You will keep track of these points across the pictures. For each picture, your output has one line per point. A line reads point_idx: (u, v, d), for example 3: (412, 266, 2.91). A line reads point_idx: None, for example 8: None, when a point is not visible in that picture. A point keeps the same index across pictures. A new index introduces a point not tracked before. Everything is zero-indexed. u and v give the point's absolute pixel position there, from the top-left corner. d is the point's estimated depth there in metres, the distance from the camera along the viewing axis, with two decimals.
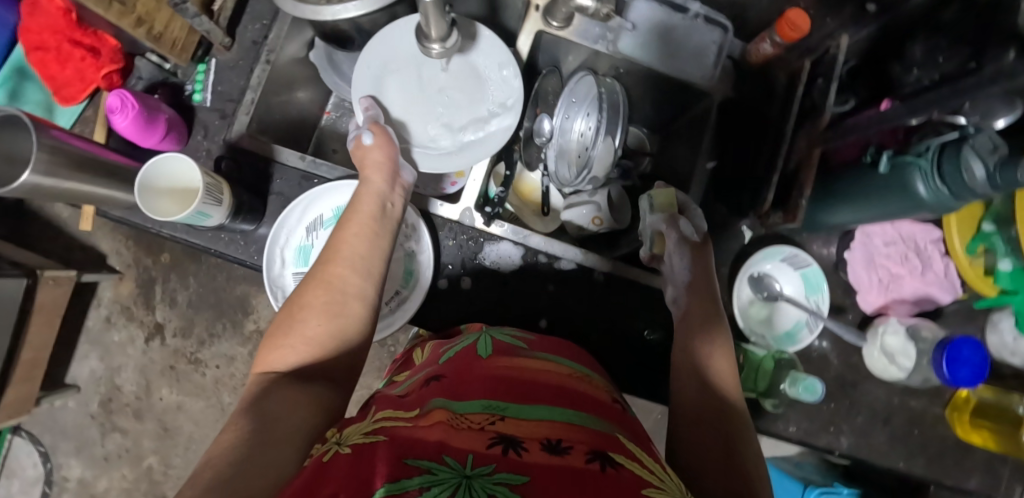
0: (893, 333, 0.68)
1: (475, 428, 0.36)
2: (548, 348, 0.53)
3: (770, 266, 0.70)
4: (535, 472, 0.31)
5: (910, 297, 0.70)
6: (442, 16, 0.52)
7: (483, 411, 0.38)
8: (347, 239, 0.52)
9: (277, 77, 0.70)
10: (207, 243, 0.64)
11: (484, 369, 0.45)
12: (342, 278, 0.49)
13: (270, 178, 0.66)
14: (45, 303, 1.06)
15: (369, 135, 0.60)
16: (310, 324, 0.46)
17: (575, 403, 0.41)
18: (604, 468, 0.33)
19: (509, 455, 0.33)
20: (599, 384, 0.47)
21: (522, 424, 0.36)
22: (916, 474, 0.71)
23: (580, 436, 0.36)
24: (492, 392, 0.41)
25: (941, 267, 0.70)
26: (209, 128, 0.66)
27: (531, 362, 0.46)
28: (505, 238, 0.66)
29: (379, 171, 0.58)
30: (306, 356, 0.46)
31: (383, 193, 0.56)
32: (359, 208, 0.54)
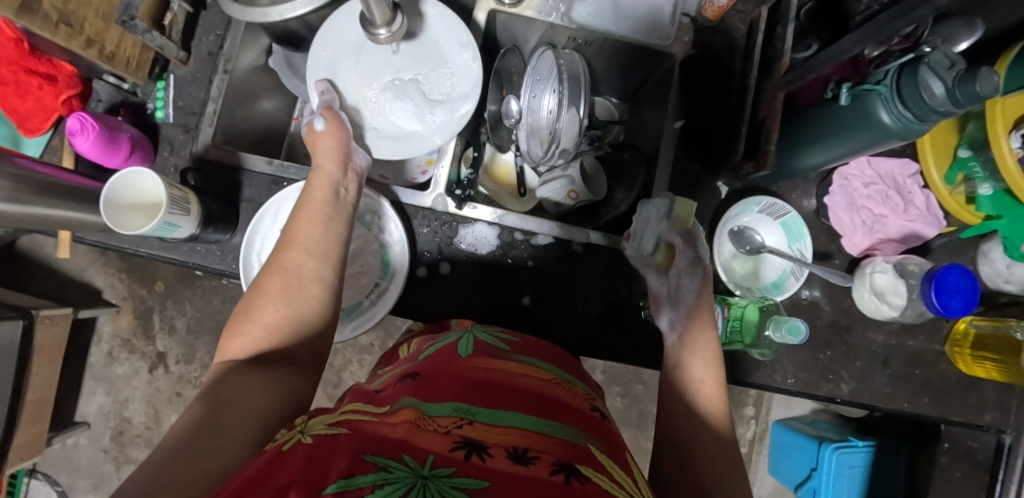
0: (881, 272, 0.67)
1: (441, 431, 0.35)
2: (532, 351, 0.52)
3: (749, 219, 0.69)
4: (497, 478, 0.31)
5: (896, 236, 0.69)
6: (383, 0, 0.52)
7: (452, 414, 0.37)
8: (301, 226, 0.52)
9: (238, 86, 0.71)
10: (185, 258, 0.65)
11: (464, 368, 0.44)
12: (302, 263, 0.50)
13: (240, 186, 0.66)
14: (45, 343, 1.07)
15: (321, 121, 0.60)
16: (267, 310, 0.47)
17: (550, 412, 0.40)
18: (568, 480, 0.32)
19: (471, 460, 0.33)
20: (579, 392, 0.46)
21: (491, 430, 0.36)
22: (922, 413, 0.70)
23: (549, 447, 0.35)
24: (463, 393, 0.40)
25: (922, 201, 0.69)
26: (175, 143, 0.67)
27: (511, 365, 0.46)
28: (479, 220, 0.66)
29: (331, 156, 0.58)
30: (264, 343, 0.46)
31: (335, 178, 0.57)
32: (313, 193, 0.55)
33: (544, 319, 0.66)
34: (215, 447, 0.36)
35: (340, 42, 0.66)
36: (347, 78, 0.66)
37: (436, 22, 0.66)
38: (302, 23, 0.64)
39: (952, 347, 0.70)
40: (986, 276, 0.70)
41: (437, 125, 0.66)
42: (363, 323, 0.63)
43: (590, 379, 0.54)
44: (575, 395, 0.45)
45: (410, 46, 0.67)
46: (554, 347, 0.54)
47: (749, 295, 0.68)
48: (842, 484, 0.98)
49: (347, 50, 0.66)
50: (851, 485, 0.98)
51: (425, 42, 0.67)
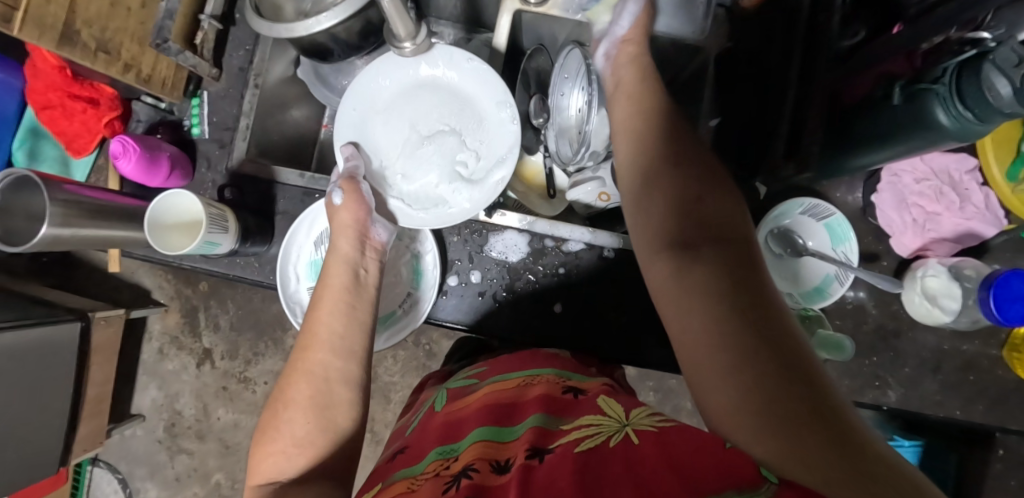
0: (934, 276, 0.64)
1: (434, 474, 0.43)
2: (503, 366, 0.60)
3: (791, 221, 0.66)
4: (482, 494, 0.37)
5: (950, 236, 0.65)
6: (405, 15, 0.54)
7: (438, 458, 0.45)
8: (322, 318, 0.52)
9: (268, 99, 0.72)
10: (226, 270, 0.67)
11: (436, 421, 0.53)
12: (325, 365, 0.50)
13: (275, 199, 0.68)
14: (102, 343, 1.13)
15: (339, 195, 0.60)
16: (298, 416, 0.48)
17: (507, 418, 0.48)
18: (540, 459, 0.39)
19: (461, 486, 0.39)
20: (549, 379, 0.54)
21: (469, 454, 0.44)
22: (978, 421, 0.67)
23: (521, 445, 0.42)
24: (442, 439, 0.49)
25: (980, 199, 0.65)
26: (211, 159, 0.69)
27: (483, 389, 0.55)
28: (508, 227, 0.66)
29: (346, 235, 0.58)
30: (307, 453, 0.47)
31: (353, 260, 0.57)
32: (329, 281, 0.55)
33: (576, 326, 0.65)
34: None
35: (369, 97, 0.69)
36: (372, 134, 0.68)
37: (471, 83, 0.68)
38: (328, 36, 0.64)
39: (1011, 351, 0.66)
40: None
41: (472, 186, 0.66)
42: (397, 333, 0.64)
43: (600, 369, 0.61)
44: (546, 385, 0.52)
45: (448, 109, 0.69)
46: (534, 352, 0.62)
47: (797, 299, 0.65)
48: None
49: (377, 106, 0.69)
50: None
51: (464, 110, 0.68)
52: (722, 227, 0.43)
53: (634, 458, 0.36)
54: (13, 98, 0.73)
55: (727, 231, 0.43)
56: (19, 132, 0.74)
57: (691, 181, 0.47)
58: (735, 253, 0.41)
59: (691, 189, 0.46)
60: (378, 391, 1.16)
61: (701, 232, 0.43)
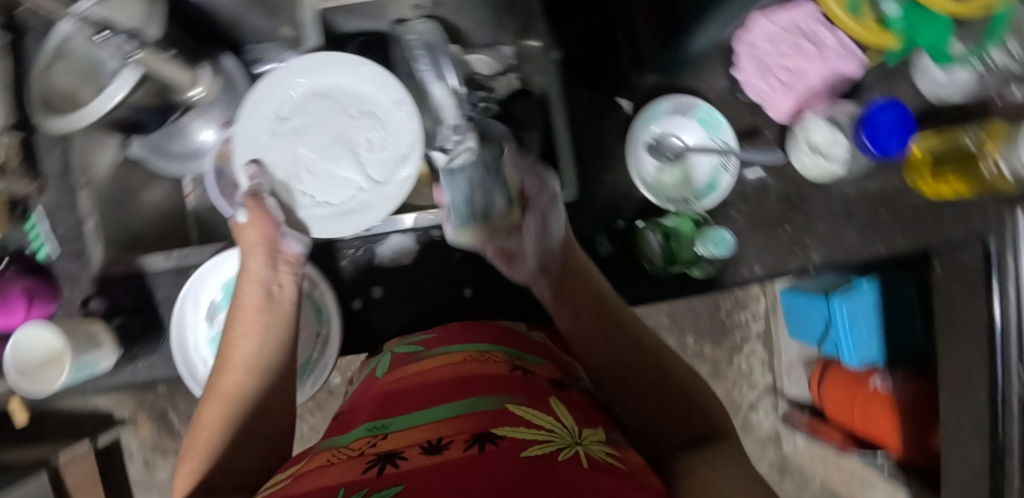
0: (816, 129, 0.66)
1: (356, 454, 0.39)
2: (453, 335, 0.58)
3: (660, 127, 0.65)
4: (408, 478, 0.33)
5: (820, 85, 0.67)
6: (164, 60, 0.57)
7: (366, 436, 0.42)
8: (236, 339, 0.53)
9: (107, 192, 0.67)
10: (133, 378, 0.64)
11: (378, 390, 0.51)
12: (244, 380, 0.52)
13: (152, 290, 0.65)
14: (79, 481, 1.09)
15: (244, 214, 0.57)
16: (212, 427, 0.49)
17: (456, 391, 0.45)
18: (481, 448, 0.36)
19: (385, 472, 0.35)
20: (497, 358, 0.51)
21: (401, 435, 0.40)
22: (899, 250, 0.70)
23: (460, 428, 0.39)
24: (376, 415, 0.45)
25: (833, 40, 0.66)
26: (72, 276, 0.63)
27: (427, 362, 0.53)
28: (391, 232, 0.63)
29: (256, 254, 0.57)
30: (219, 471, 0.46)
31: (267, 278, 0.56)
32: (242, 300, 0.55)
33: (491, 303, 0.65)
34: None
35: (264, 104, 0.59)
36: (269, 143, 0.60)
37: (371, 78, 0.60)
38: (126, 109, 0.59)
39: (913, 174, 0.69)
40: (926, 91, 0.69)
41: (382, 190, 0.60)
42: (321, 377, 0.62)
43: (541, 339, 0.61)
44: (492, 362, 0.50)
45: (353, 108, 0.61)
46: (477, 323, 0.60)
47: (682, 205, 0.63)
48: (859, 328, 0.99)
49: (273, 119, 0.60)
50: (867, 327, 0.99)
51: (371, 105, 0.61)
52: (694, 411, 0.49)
53: (589, 479, 0.33)
54: None
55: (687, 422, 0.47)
56: None
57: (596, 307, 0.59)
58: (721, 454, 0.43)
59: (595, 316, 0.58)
60: None
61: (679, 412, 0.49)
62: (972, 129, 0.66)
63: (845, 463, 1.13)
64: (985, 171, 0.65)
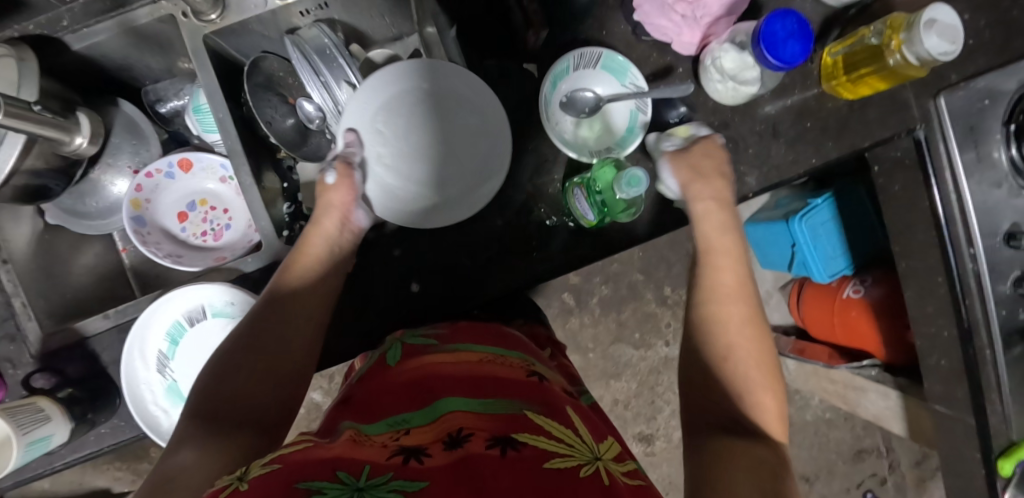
0: (724, 55, 0.65)
1: (380, 443, 0.39)
2: (461, 337, 0.57)
3: (568, 85, 0.65)
4: (433, 475, 0.34)
5: (722, 12, 0.64)
6: (39, 120, 0.53)
7: (388, 429, 0.41)
8: (291, 281, 0.55)
9: (31, 266, 0.65)
10: (98, 445, 0.63)
11: (388, 377, 0.50)
12: (284, 322, 0.53)
13: (97, 353, 0.63)
14: None
15: (333, 175, 0.60)
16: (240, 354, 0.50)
17: (475, 390, 0.45)
18: (504, 450, 0.37)
19: (409, 462, 0.36)
20: (513, 363, 0.52)
21: (427, 429, 0.40)
22: (832, 157, 0.71)
23: (484, 425, 0.40)
24: (398, 406, 0.45)
25: None
26: (12, 357, 0.62)
27: (446, 356, 0.52)
28: None
29: (331, 214, 0.59)
30: (236, 401, 0.48)
31: (332, 238, 0.58)
32: (307, 251, 0.57)
33: (440, 295, 0.64)
34: (190, 471, 0.39)
35: (385, 99, 0.62)
36: (376, 127, 0.62)
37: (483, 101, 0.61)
38: (25, 175, 0.57)
39: (830, 80, 0.70)
40: None
41: (455, 201, 0.62)
42: None
43: (519, 334, 0.62)
44: (509, 366, 0.51)
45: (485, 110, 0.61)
46: (483, 324, 0.60)
47: (607, 155, 0.63)
48: (824, 245, 0.99)
49: (389, 112, 0.62)
50: (829, 241, 0.99)
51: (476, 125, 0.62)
52: (755, 408, 0.50)
53: None
54: None
55: (721, 417, 0.49)
56: None
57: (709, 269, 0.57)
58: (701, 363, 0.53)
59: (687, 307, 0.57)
60: None
61: (697, 385, 0.52)
62: (876, 25, 0.65)
63: (835, 378, 1.14)
64: (893, 61, 0.64)
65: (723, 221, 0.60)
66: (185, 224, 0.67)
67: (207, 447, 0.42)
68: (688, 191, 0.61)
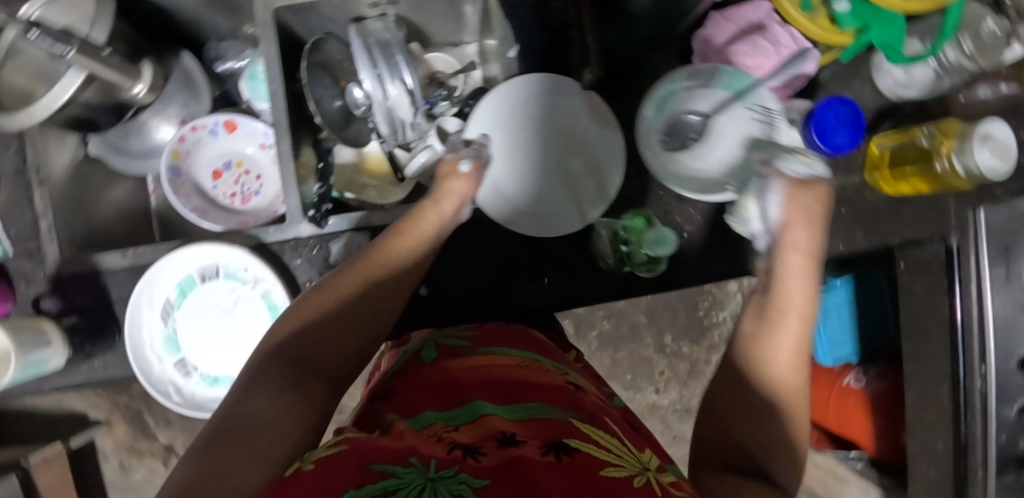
0: (789, 132, 0.57)
1: (432, 438, 0.40)
2: (494, 339, 0.59)
3: (675, 103, 0.61)
4: (494, 474, 0.34)
5: (779, 84, 0.64)
6: (105, 60, 0.56)
7: (437, 425, 0.42)
8: (396, 252, 0.52)
9: (63, 190, 0.67)
10: (88, 376, 0.64)
11: (430, 376, 0.51)
12: (379, 295, 0.51)
13: (106, 288, 0.64)
14: (51, 483, 1.10)
15: (467, 162, 0.58)
16: (336, 312, 0.48)
17: (507, 396, 0.46)
18: (559, 455, 0.37)
19: (467, 458, 0.36)
20: (549, 368, 0.54)
21: (473, 427, 0.41)
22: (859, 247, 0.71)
23: (533, 430, 0.40)
24: (437, 403, 0.46)
25: (788, 39, 0.64)
26: (27, 274, 0.64)
27: (480, 359, 0.53)
28: (344, 230, 0.62)
29: (450, 199, 0.56)
30: (318, 352, 0.47)
31: (445, 220, 0.56)
32: (419, 226, 0.54)
33: (452, 299, 0.64)
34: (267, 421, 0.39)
35: (522, 98, 0.64)
36: (501, 124, 0.64)
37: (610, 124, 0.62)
38: (79, 105, 0.59)
39: (872, 172, 0.70)
40: (886, 89, 0.70)
41: (558, 211, 0.62)
42: None
43: (545, 339, 0.63)
44: (543, 371, 0.52)
45: (595, 142, 0.63)
46: (513, 326, 0.61)
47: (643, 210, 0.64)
48: (834, 326, 0.97)
49: (522, 112, 0.64)
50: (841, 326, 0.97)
51: (597, 142, 0.63)
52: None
53: None
54: None
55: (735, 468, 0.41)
56: None
57: (787, 303, 0.45)
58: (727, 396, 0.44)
59: (740, 335, 0.46)
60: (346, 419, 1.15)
61: (719, 413, 0.44)
62: (928, 127, 0.66)
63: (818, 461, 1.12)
64: (940, 168, 0.65)
65: (809, 274, 0.47)
66: (216, 183, 0.68)
67: (288, 395, 0.43)
68: (783, 235, 0.48)
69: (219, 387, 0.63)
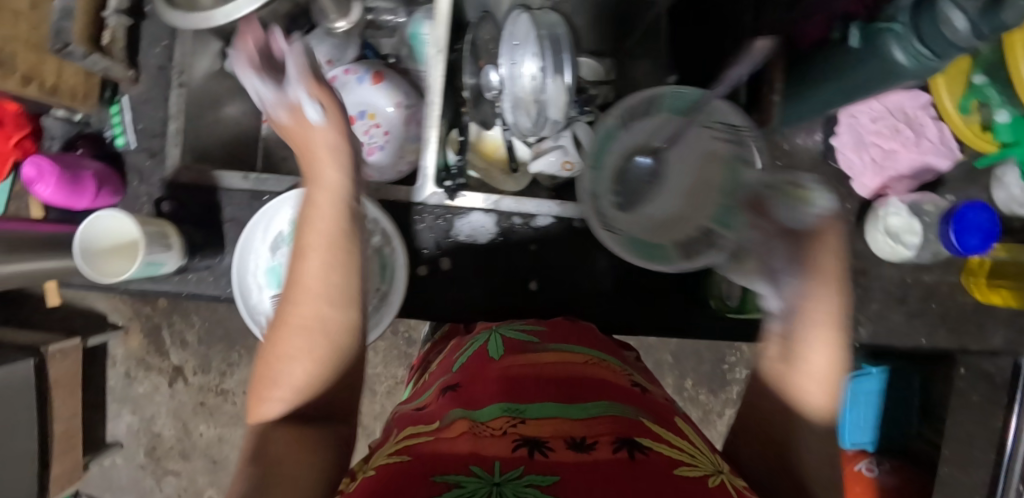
0: (895, 213, 0.67)
1: (497, 433, 0.39)
2: (561, 335, 0.57)
3: None
4: (564, 472, 0.34)
5: (908, 172, 0.68)
6: None
7: (503, 415, 0.41)
8: (304, 269, 0.41)
9: (197, 97, 0.66)
10: (177, 287, 0.62)
11: (493, 372, 0.48)
12: (319, 323, 0.41)
13: (219, 206, 0.63)
14: (61, 378, 1.06)
15: (312, 106, 0.45)
16: (292, 339, 0.40)
17: (574, 393, 0.44)
18: (632, 454, 0.36)
19: (534, 456, 0.36)
20: (615, 368, 0.52)
21: (539, 423, 0.40)
22: (938, 345, 0.72)
23: (602, 427, 0.39)
24: (503, 394, 0.44)
25: (935, 133, 0.67)
26: (143, 171, 0.63)
27: (548, 356, 0.51)
28: (474, 208, 0.63)
29: (331, 162, 0.45)
30: (310, 384, 0.40)
31: (343, 189, 0.44)
32: (313, 218, 0.43)
33: (554, 299, 0.64)
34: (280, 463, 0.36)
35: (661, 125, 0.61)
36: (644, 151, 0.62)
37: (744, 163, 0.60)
38: None
39: (967, 277, 0.72)
40: (1000, 202, 0.70)
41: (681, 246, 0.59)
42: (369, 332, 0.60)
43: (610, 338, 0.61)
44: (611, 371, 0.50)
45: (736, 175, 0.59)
46: (581, 323, 0.60)
47: None
48: (859, 411, 0.88)
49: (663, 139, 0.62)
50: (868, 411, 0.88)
51: None
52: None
53: None
54: None
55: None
56: None
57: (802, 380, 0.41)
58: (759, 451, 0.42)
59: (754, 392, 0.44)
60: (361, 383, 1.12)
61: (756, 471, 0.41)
62: None
63: None
64: None
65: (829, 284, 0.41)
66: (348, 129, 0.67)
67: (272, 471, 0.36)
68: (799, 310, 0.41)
69: None
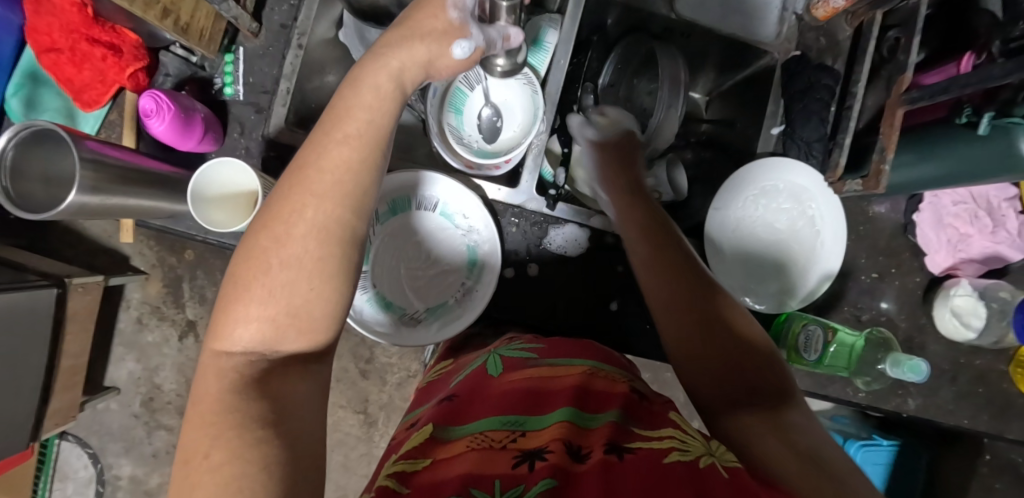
0: (964, 295, 0.69)
1: (497, 446, 0.39)
2: (562, 348, 0.53)
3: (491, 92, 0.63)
4: (561, 477, 0.34)
5: (978, 257, 0.69)
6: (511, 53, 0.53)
7: (503, 427, 0.41)
8: (320, 157, 0.38)
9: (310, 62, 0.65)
10: None
11: (496, 388, 0.47)
12: (318, 218, 0.36)
13: None
14: (79, 313, 0.89)
15: (463, 46, 0.46)
16: (299, 245, 0.36)
17: (584, 401, 0.43)
18: (621, 457, 0.36)
19: (536, 467, 0.36)
20: (615, 376, 0.48)
21: (547, 433, 0.39)
22: (981, 429, 0.72)
23: (599, 435, 0.39)
24: (504, 406, 0.43)
25: (1014, 226, 0.69)
26: (245, 124, 0.62)
27: (548, 370, 0.48)
28: (569, 221, 0.64)
29: (407, 47, 0.44)
30: (302, 305, 0.36)
31: (396, 77, 0.43)
32: (350, 112, 0.40)
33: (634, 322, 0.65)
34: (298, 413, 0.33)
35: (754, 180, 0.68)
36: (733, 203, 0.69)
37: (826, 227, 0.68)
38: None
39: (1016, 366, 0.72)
40: None
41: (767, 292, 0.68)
42: (448, 324, 0.61)
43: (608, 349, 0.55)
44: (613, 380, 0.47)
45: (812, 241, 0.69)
46: (589, 342, 0.54)
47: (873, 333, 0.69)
48: None
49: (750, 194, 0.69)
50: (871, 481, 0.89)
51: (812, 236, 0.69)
52: None
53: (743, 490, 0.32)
54: (9, 37, 0.64)
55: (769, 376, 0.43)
56: (16, 75, 0.65)
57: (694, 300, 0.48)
58: (721, 380, 0.43)
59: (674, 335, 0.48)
60: (373, 371, 1.07)
61: (711, 404, 0.43)
62: None
63: None
64: None
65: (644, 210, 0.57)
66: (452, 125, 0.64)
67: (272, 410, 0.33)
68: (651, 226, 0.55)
69: (389, 313, 0.61)
